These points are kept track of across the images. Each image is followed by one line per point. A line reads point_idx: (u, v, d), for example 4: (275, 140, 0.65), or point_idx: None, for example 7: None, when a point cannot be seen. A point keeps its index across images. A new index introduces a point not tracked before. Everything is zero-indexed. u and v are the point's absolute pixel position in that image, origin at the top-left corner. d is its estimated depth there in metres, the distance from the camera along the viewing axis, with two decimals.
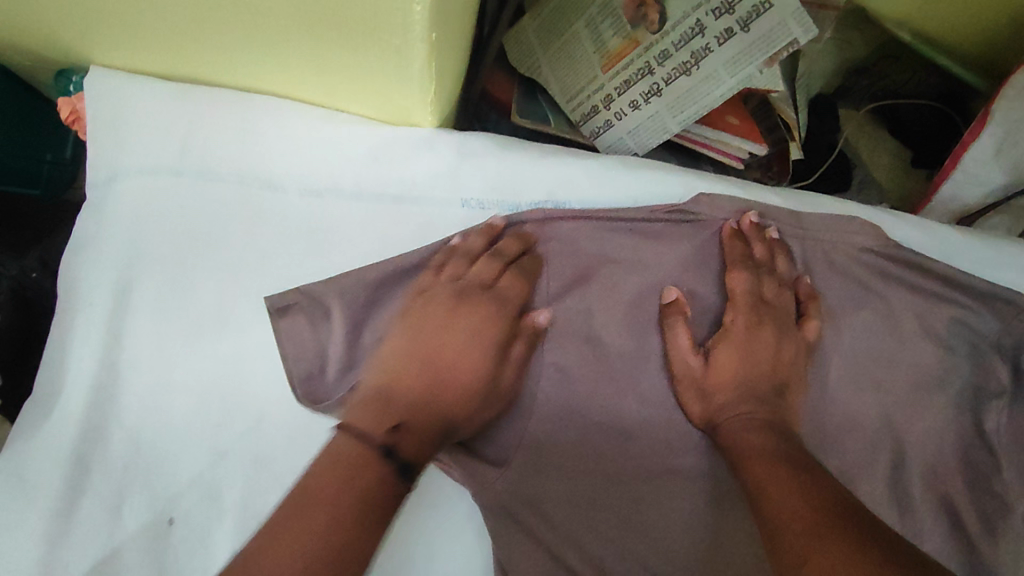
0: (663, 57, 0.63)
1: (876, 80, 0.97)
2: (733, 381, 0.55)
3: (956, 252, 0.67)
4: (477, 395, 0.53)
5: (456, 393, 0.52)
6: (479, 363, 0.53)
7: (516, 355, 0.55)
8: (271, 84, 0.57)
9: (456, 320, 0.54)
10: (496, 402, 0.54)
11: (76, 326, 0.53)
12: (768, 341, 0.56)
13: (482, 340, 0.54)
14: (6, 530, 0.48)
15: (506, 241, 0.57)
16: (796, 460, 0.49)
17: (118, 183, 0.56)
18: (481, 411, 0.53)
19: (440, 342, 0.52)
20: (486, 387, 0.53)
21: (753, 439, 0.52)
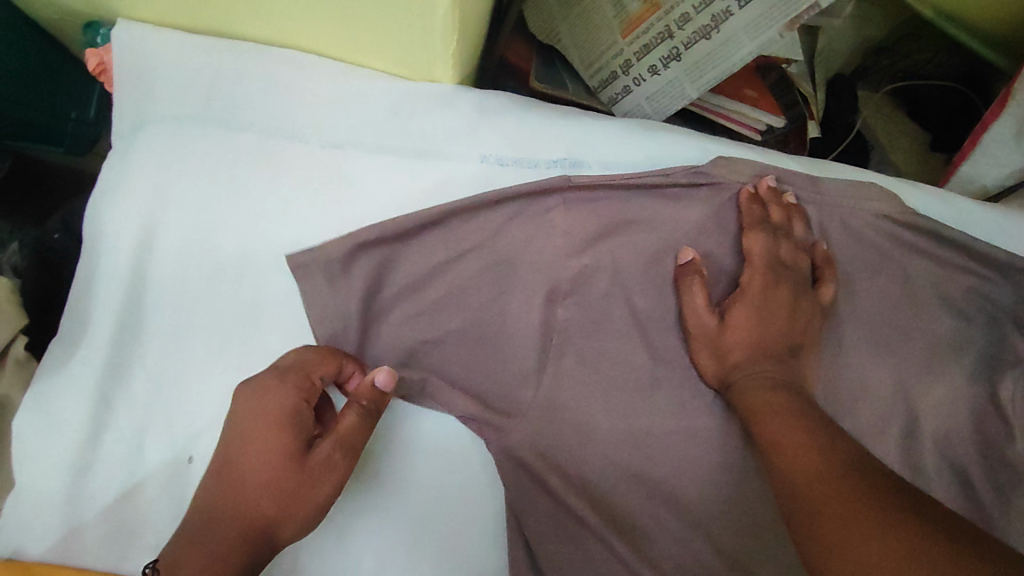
0: (683, 20, 0.63)
1: (896, 60, 0.97)
2: (748, 340, 0.55)
3: (974, 222, 0.66)
4: (274, 494, 0.46)
5: (264, 497, 0.46)
6: (277, 458, 0.47)
7: (341, 427, 0.49)
8: (294, 38, 0.57)
9: (255, 422, 0.47)
10: (320, 484, 0.48)
11: (102, 270, 0.55)
12: (784, 302, 0.56)
13: (280, 435, 0.47)
14: (37, 459, 0.52)
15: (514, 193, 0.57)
16: (809, 417, 0.49)
17: (144, 133, 0.58)
18: (302, 498, 0.47)
19: (242, 444, 0.47)
20: (288, 477, 0.46)
21: (766, 396, 0.52)
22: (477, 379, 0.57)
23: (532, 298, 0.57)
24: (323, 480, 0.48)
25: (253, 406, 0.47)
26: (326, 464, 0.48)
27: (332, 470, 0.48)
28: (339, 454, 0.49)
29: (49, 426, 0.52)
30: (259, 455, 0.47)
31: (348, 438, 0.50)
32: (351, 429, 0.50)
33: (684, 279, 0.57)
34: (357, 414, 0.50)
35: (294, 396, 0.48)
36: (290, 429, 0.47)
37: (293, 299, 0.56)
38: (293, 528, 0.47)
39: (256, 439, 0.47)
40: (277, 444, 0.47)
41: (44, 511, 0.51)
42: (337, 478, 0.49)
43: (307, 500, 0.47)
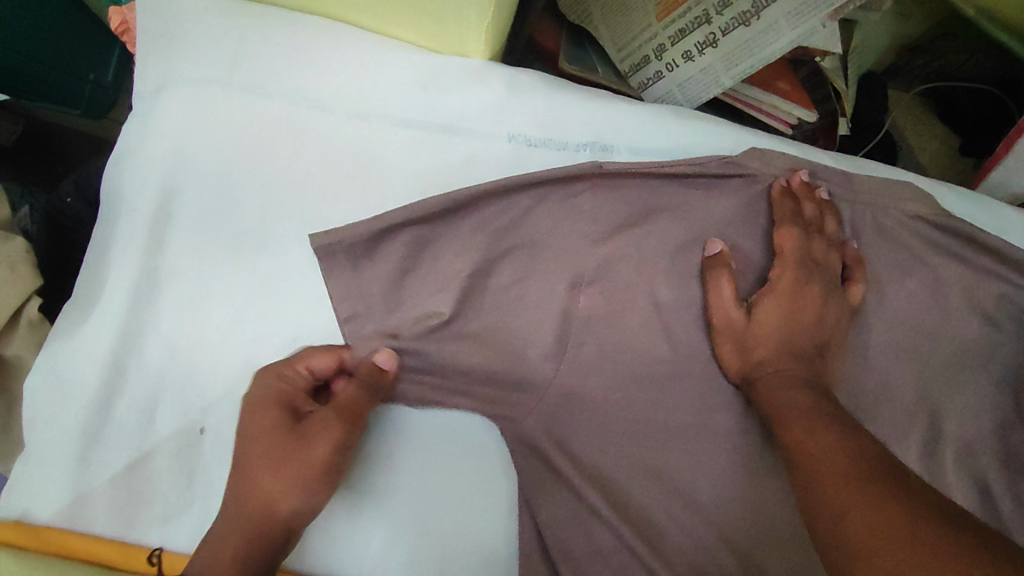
0: (722, 5, 0.62)
1: (930, 60, 0.93)
2: (773, 337, 0.53)
3: (1007, 228, 0.65)
4: (274, 470, 0.46)
5: (259, 478, 0.46)
6: (265, 439, 0.47)
7: (339, 399, 0.50)
8: (324, 5, 0.56)
9: (251, 416, 0.48)
10: (316, 450, 0.47)
11: (119, 233, 0.54)
12: (814, 298, 0.55)
13: (269, 418, 0.48)
14: (47, 422, 0.51)
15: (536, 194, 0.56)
16: (833, 414, 0.48)
17: (163, 95, 0.56)
18: (293, 468, 0.46)
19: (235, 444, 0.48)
20: (280, 450, 0.47)
21: (791, 395, 0.50)
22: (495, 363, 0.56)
23: (555, 280, 0.56)
24: (318, 445, 0.47)
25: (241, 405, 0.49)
26: (319, 432, 0.47)
27: (324, 435, 0.47)
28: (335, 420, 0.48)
29: (61, 389, 0.52)
30: (260, 440, 0.47)
31: (347, 406, 0.50)
32: (351, 399, 0.50)
33: (710, 271, 0.56)
34: (358, 386, 0.51)
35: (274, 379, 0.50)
36: (278, 409, 0.48)
37: (310, 274, 0.55)
38: (299, 500, 0.47)
39: (249, 433, 0.47)
40: (269, 427, 0.48)
41: (53, 474, 0.50)
42: (336, 445, 0.48)
43: (303, 469, 0.47)
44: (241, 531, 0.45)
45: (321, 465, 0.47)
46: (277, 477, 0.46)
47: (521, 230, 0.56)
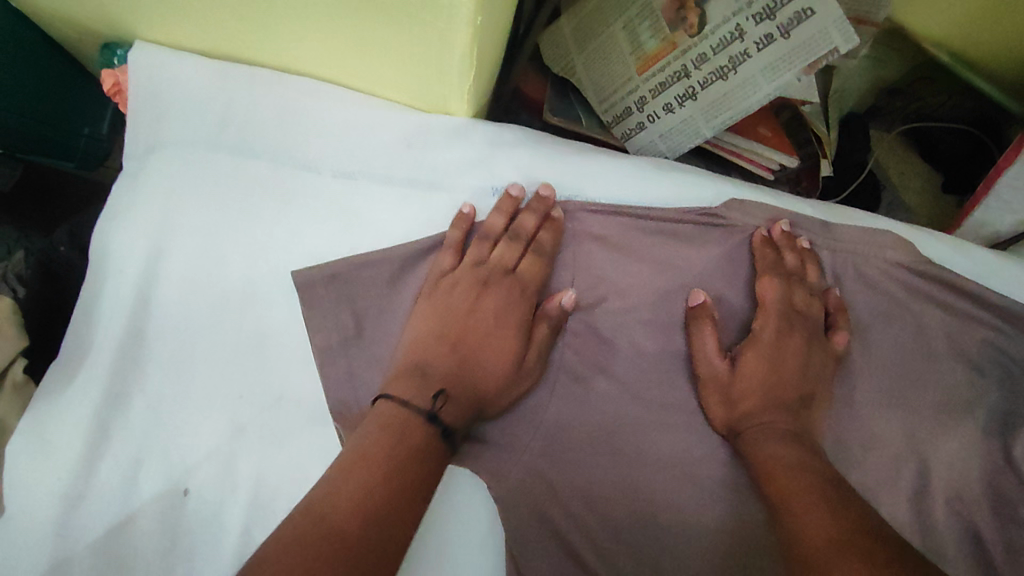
0: (700, 60, 0.63)
1: (910, 101, 0.95)
2: (755, 389, 0.54)
3: (990, 273, 0.65)
4: (501, 369, 0.54)
5: (492, 355, 0.55)
6: (512, 323, 0.56)
7: (540, 332, 0.57)
8: (312, 67, 0.58)
9: (511, 307, 0.56)
10: (528, 375, 0.56)
11: (106, 291, 0.55)
12: (796, 348, 0.56)
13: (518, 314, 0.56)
14: (27, 487, 0.51)
15: (524, 218, 0.57)
16: (809, 463, 0.49)
17: (156, 154, 0.58)
18: (512, 373, 0.55)
19: (464, 314, 0.56)
20: (510, 339, 0.55)
21: (782, 452, 0.50)
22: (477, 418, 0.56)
23: (537, 330, 0.57)
24: (529, 377, 0.56)
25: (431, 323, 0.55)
26: (538, 358, 0.56)
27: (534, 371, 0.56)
28: (539, 353, 0.56)
29: (45, 451, 0.52)
30: (508, 333, 0.56)
31: (541, 343, 0.56)
32: (542, 339, 0.56)
33: (692, 318, 0.57)
34: (548, 330, 0.57)
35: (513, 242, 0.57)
36: (515, 305, 0.57)
37: (297, 332, 0.55)
38: (505, 395, 0.55)
39: (493, 307, 0.56)
40: (517, 319, 0.56)
41: (33, 538, 0.50)
42: (529, 375, 0.56)
43: (517, 381, 0.55)
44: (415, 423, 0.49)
45: (518, 390, 0.56)
46: (503, 364, 0.54)
47: (494, 284, 0.57)
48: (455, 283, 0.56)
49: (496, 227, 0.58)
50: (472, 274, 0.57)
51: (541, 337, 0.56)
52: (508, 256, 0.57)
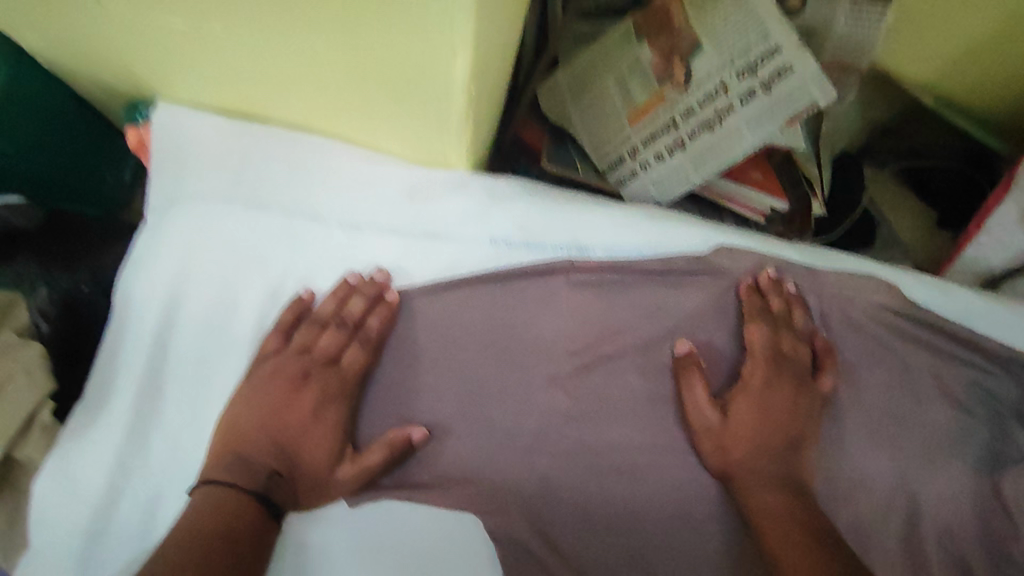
0: (687, 114, 0.67)
1: (899, 143, 1.00)
2: (749, 436, 0.57)
3: (976, 314, 0.67)
4: (323, 462, 0.55)
5: (311, 451, 0.55)
6: (333, 430, 0.56)
7: (366, 458, 0.55)
8: (322, 126, 0.62)
9: (328, 406, 0.56)
10: (337, 481, 0.54)
11: (126, 335, 0.58)
12: (782, 394, 0.59)
13: (338, 414, 0.56)
14: (50, 523, 0.54)
15: (351, 303, 0.59)
16: (789, 502, 0.54)
17: (176, 206, 0.62)
18: (309, 465, 0.54)
19: (289, 410, 0.56)
20: (328, 446, 0.55)
21: (767, 500, 0.54)
22: (473, 457, 0.58)
23: (368, 456, 0.55)
24: (334, 490, 0.55)
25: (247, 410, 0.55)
26: (353, 477, 0.55)
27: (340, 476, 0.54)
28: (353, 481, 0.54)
29: (67, 490, 0.54)
30: (312, 430, 0.55)
31: (365, 469, 0.55)
32: (370, 467, 0.55)
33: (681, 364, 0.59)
34: (384, 453, 0.55)
35: (345, 327, 0.58)
36: (335, 405, 0.56)
37: None
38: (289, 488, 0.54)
39: (276, 395, 0.56)
40: (338, 417, 0.56)
41: (55, 573, 0.52)
42: (329, 478, 0.54)
43: (327, 481, 0.54)
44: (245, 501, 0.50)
45: (320, 490, 0.55)
46: (312, 463, 0.55)
47: (313, 377, 0.57)
48: (276, 367, 0.57)
49: (326, 312, 0.59)
50: (295, 363, 0.57)
51: (375, 461, 0.55)
52: (335, 344, 0.58)
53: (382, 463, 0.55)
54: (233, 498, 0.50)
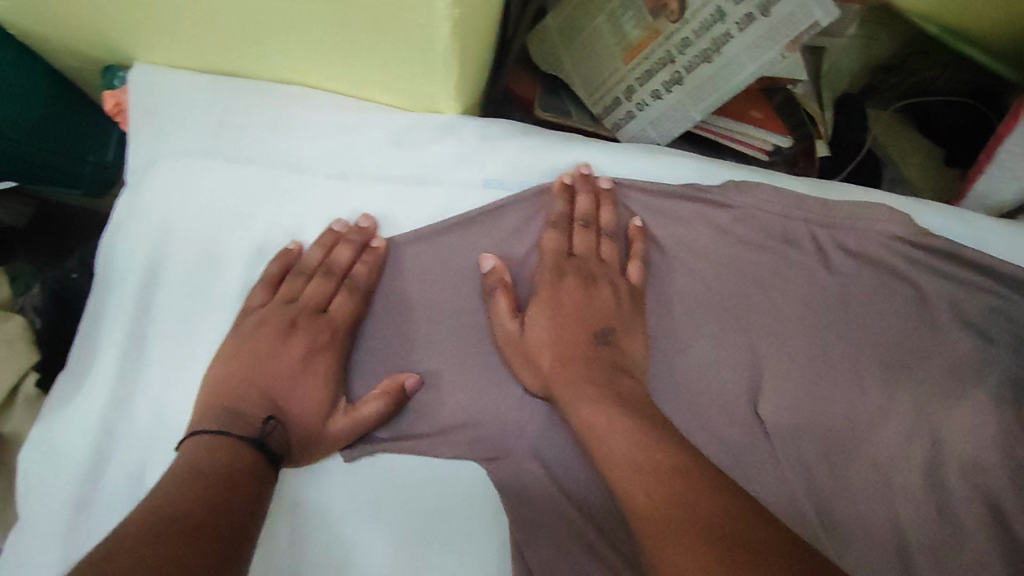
0: (683, 45, 0.63)
1: (904, 78, 0.95)
2: (549, 342, 0.54)
3: (992, 239, 0.65)
4: (315, 415, 0.53)
5: (301, 403, 0.53)
6: (327, 380, 0.54)
7: (364, 410, 0.54)
8: (301, 76, 0.59)
9: (322, 358, 0.55)
10: (327, 435, 0.53)
11: (110, 299, 0.56)
12: (604, 297, 0.56)
13: (327, 366, 0.55)
14: (38, 494, 0.52)
15: (339, 250, 0.57)
16: (595, 377, 0.52)
17: (153, 166, 0.60)
18: (301, 417, 0.53)
19: (271, 362, 0.54)
20: (318, 398, 0.54)
21: (637, 390, 0.51)
22: (475, 408, 0.56)
23: (365, 406, 0.54)
24: (329, 443, 0.53)
25: (234, 365, 0.53)
26: (349, 430, 0.53)
27: (336, 428, 0.53)
28: (351, 433, 0.54)
29: (54, 460, 0.53)
30: (306, 384, 0.54)
31: (363, 420, 0.54)
32: (368, 417, 0.54)
33: (551, 210, 0.59)
34: (379, 404, 0.54)
35: (333, 275, 0.57)
36: (325, 355, 0.55)
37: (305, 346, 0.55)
38: (280, 439, 0.51)
39: (258, 345, 0.54)
40: (329, 369, 0.55)
41: (46, 544, 0.51)
42: (321, 430, 0.53)
43: (321, 433, 0.53)
44: (233, 449, 0.48)
45: (310, 444, 0.53)
46: (304, 416, 0.53)
47: (301, 326, 0.55)
48: (263, 320, 0.55)
49: (312, 261, 0.57)
50: (281, 314, 0.56)
51: (369, 412, 0.54)
52: (321, 293, 0.56)
53: (377, 414, 0.54)
54: (225, 442, 0.48)
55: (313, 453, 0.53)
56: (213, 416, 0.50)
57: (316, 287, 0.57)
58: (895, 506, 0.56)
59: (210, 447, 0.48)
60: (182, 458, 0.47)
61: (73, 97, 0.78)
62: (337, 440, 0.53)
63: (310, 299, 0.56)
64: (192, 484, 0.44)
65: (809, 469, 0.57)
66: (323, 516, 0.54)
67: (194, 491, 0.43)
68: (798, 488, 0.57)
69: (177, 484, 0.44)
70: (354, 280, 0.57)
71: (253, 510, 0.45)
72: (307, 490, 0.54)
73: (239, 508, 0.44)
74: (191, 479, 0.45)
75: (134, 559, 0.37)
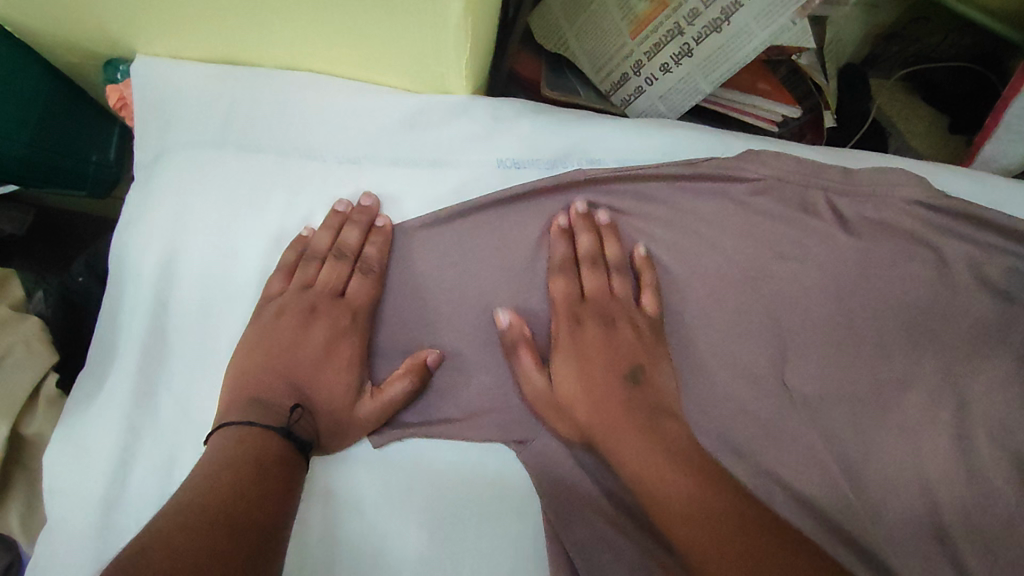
0: (692, 16, 0.63)
1: (906, 46, 0.95)
2: (575, 391, 0.52)
3: (1006, 200, 0.64)
4: (339, 400, 0.53)
5: (323, 389, 0.53)
6: (346, 367, 0.54)
7: (388, 391, 0.53)
8: (306, 61, 0.58)
9: (342, 344, 0.54)
10: (353, 423, 0.53)
11: (128, 294, 0.56)
12: (626, 337, 0.54)
13: (347, 352, 0.54)
14: (67, 493, 0.52)
15: (348, 232, 0.56)
16: (635, 415, 0.50)
17: (165, 159, 0.59)
18: (325, 402, 0.52)
19: (288, 348, 0.53)
20: (341, 381, 0.53)
21: (680, 429, 0.50)
22: (498, 392, 0.56)
23: (389, 387, 0.53)
24: (357, 428, 0.53)
25: (257, 353, 0.52)
26: (375, 411, 0.53)
27: (360, 413, 0.53)
28: (379, 414, 0.53)
29: (81, 459, 0.52)
30: (330, 372, 0.53)
31: (388, 402, 0.53)
32: (392, 397, 0.53)
33: (553, 260, 0.57)
34: (402, 385, 0.53)
35: (350, 260, 0.56)
36: (346, 342, 0.54)
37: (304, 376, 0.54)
38: (306, 426, 0.51)
39: (278, 333, 0.54)
40: (349, 357, 0.54)
41: (78, 543, 0.50)
42: (348, 413, 0.53)
43: (350, 420, 0.53)
44: (260, 436, 0.47)
45: (338, 427, 0.52)
46: (329, 401, 0.52)
47: (321, 311, 0.55)
48: (282, 309, 0.55)
49: (322, 247, 0.57)
50: (299, 300, 0.55)
51: (393, 394, 0.53)
52: (337, 276, 0.56)
53: (402, 395, 0.53)
54: (251, 432, 0.47)
55: (343, 438, 0.53)
56: (239, 405, 0.50)
57: (329, 272, 0.56)
58: (924, 470, 0.56)
59: (238, 434, 0.47)
60: (210, 451, 0.46)
61: (73, 97, 0.77)
62: (364, 422, 0.53)
63: (325, 284, 0.56)
64: (221, 470, 0.44)
65: (838, 437, 0.57)
66: (352, 506, 0.54)
67: (225, 479, 0.43)
68: (828, 457, 0.56)
69: (205, 472, 0.44)
70: (368, 262, 0.56)
71: (283, 495, 0.45)
72: (333, 480, 0.54)
73: (269, 499, 0.44)
74: (219, 467, 0.44)
75: (162, 554, 0.36)
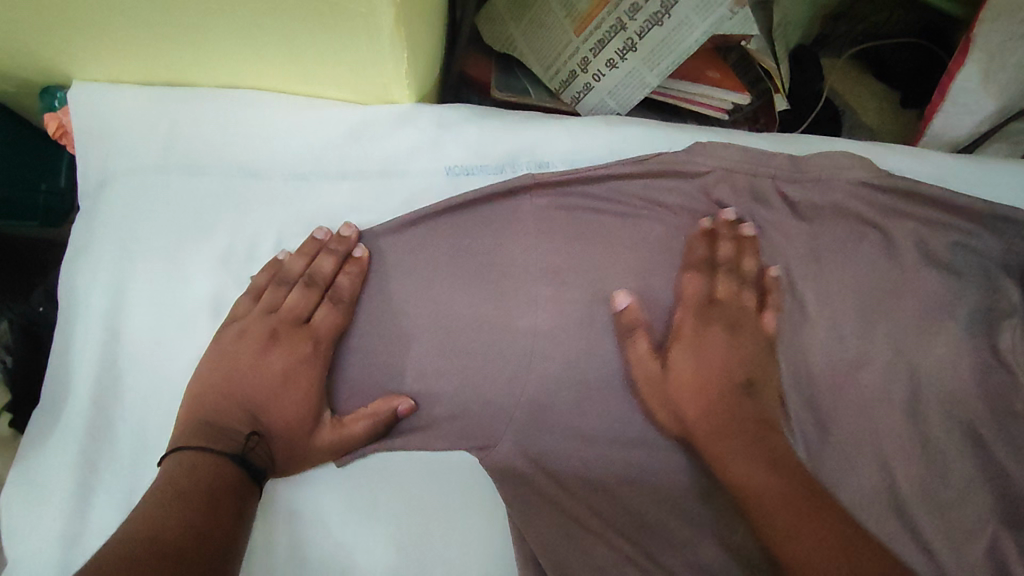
0: (633, 10, 0.64)
1: (855, 24, 0.97)
2: (688, 382, 0.54)
3: (949, 175, 0.66)
4: (296, 424, 0.52)
5: (280, 415, 0.52)
6: (304, 391, 0.53)
7: (352, 427, 0.53)
8: (245, 78, 0.57)
9: (302, 370, 0.53)
10: (312, 446, 0.53)
11: (78, 326, 0.55)
12: (745, 342, 0.56)
13: (304, 375, 0.53)
14: (28, 533, 0.51)
15: (322, 260, 0.56)
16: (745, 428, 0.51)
17: (108, 185, 0.58)
18: (283, 424, 0.52)
19: (242, 374, 0.53)
20: (300, 405, 0.53)
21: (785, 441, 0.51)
22: (460, 398, 0.55)
23: (354, 424, 0.54)
24: (317, 452, 0.53)
25: (211, 375, 0.52)
26: (335, 438, 0.53)
27: (320, 435, 0.53)
28: (337, 441, 0.53)
29: (38, 497, 0.52)
30: (288, 396, 0.53)
31: (348, 434, 0.53)
32: (353, 431, 0.53)
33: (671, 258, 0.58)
34: (367, 422, 0.54)
35: (316, 285, 0.56)
36: (308, 368, 0.54)
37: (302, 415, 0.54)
38: (263, 450, 0.51)
39: (237, 359, 0.53)
40: (307, 382, 0.53)
41: None
42: (307, 436, 0.53)
43: (308, 445, 0.53)
44: (213, 470, 0.47)
45: (296, 450, 0.53)
46: (286, 423, 0.52)
47: (282, 336, 0.54)
48: (243, 331, 0.54)
49: (295, 270, 0.56)
50: (261, 324, 0.55)
51: (359, 429, 0.53)
52: (305, 303, 0.55)
53: (367, 430, 0.54)
54: (205, 460, 0.48)
55: (301, 461, 0.53)
56: (192, 433, 0.49)
57: (287, 296, 0.56)
58: (882, 445, 0.57)
59: (191, 462, 0.47)
60: (161, 478, 0.46)
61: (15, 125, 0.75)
62: (323, 449, 0.53)
63: (292, 309, 0.55)
64: (172, 501, 0.44)
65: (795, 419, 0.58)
66: (320, 522, 0.54)
67: (178, 511, 0.43)
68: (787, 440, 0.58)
69: (155, 502, 0.44)
70: (323, 276, 0.56)
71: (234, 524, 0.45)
72: (300, 499, 0.54)
73: (221, 530, 0.44)
74: (168, 497, 0.44)
75: None
